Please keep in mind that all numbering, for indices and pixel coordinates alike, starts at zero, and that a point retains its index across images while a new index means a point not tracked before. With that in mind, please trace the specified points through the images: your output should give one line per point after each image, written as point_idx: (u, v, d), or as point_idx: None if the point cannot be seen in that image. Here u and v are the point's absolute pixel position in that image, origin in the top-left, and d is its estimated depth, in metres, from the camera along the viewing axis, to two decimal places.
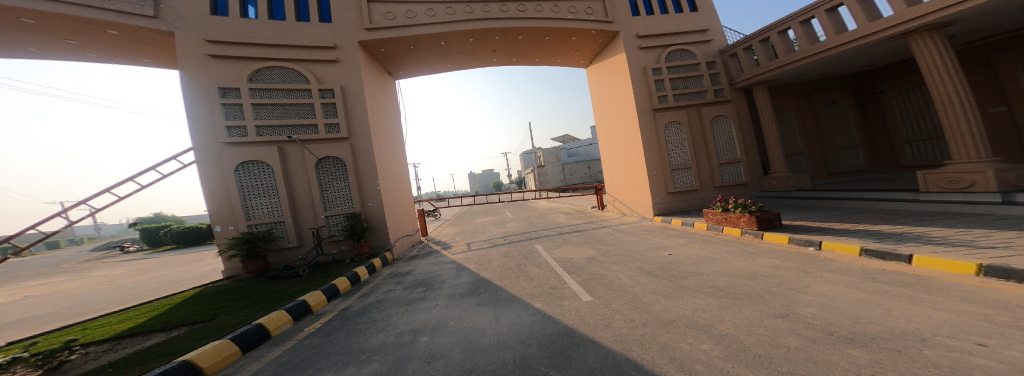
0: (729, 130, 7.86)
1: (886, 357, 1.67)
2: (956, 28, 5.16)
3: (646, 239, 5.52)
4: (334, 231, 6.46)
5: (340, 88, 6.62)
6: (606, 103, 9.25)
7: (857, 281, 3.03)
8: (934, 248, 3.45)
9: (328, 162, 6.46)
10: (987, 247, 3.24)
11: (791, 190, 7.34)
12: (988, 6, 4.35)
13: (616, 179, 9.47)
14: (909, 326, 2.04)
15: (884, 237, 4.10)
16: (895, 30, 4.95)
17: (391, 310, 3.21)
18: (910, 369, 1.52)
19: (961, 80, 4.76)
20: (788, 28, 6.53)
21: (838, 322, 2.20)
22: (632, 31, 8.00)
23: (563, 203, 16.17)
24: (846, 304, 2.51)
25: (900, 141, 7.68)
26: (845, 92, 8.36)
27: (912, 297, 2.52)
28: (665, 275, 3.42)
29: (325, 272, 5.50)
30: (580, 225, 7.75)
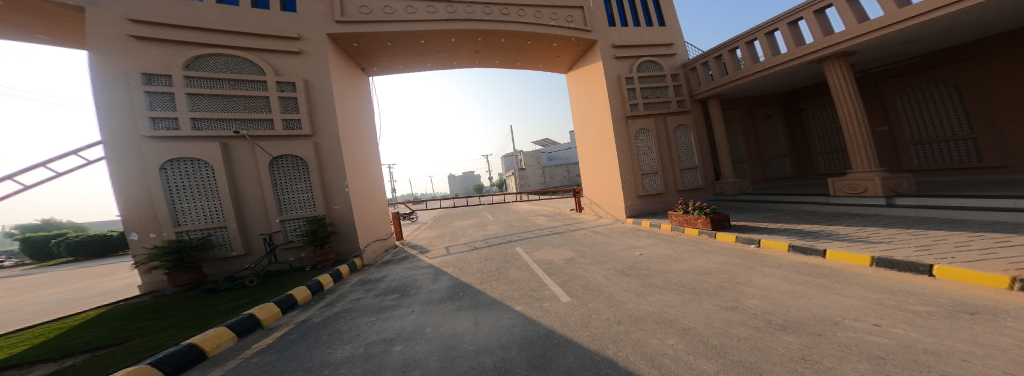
0: (689, 138, 8.54)
1: (811, 341, 1.91)
2: (862, 56, 6.11)
3: (619, 240, 5.77)
4: (292, 237, 5.95)
5: (303, 81, 6.15)
6: (584, 108, 9.58)
7: (787, 273, 3.44)
8: (842, 243, 4.03)
9: (286, 161, 5.94)
10: (876, 242, 3.87)
11: (738, 194, 8.13)
12: (879, 41, 5.24)
13: (592, 182, 9.77)
14: (826, 311, 2.35)
15: (806, 234, 4.71)
16: (816, 55, 5.75)
17: (361, 320, 3.02)
18: (830, 351, 1.74)
19: (857, 104, 5.67)
20: (736, 48, 7.29)
21: (775, 311, 2.48)
22: (608, 40, 8.41)
23: (542, 206, 16.40)
24: (780, 295, 2.83)
25: (816, 152, 8.93)
26: (777, 108, 9.42)
27: (828, 286, 2.92)
28: (636, 274, 3.60)
29: (280, 282, 5.02)
30: (559, 227, 7.90)
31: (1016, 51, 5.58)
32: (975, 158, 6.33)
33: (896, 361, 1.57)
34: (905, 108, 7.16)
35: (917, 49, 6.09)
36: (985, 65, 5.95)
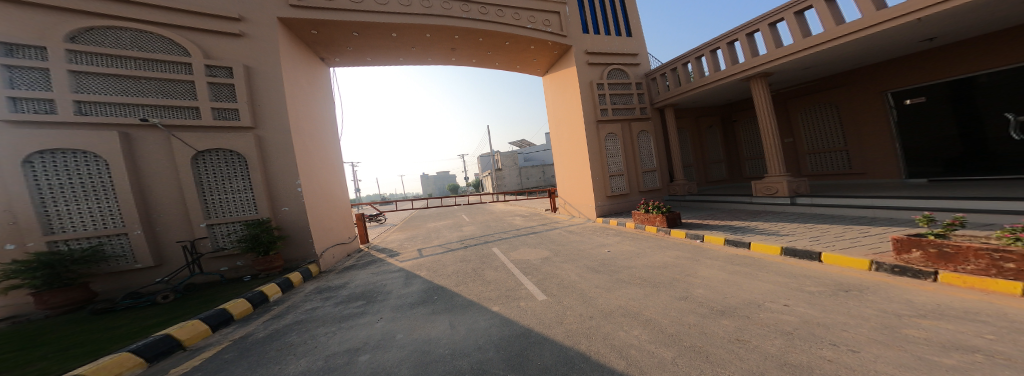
0: (649, 143, 9.22)
1: (743, 324, 2.19)
2: (782, 76, 7.14)
3: (591, 238, 6.02)
4: (223, 243, 5.27)
5: (243, 67, 5.46)
6: (559, 111, 9.82)
7: (724, 264, 3.89)
8: (767, 237, 4.66)
9: (214, 156, 5.23)
10: (788, 236, 4.56)
11: (688, 194, 8.98)
12: (789, 65, 6.19)
13: (567, 183, 9.91)
14: (754, 297, 2.70)
15: (738, 230, 5.38)
16: (745, 73, 6.61)
17: (320, 331, 2.76)
18: (756, 334, 2.01)
19: (768, 119, 6.66)
20: (687, 62, 8.06)
21: (717, 298, 2.79)
22: (582, 47, 8.74)
23: (518, 207, 16.47)
24: (720, 284, 3.20)
25: (743, 158, 10.23)
26: (715, 118, 10.57)
27: (755, 274, 3.36)
28: (606, 270, 3.79)
29: (208, 295, 4.41)
30: (535, 227, 8.02)
31: (877, 80, 6.96)
32: (846, 167, 7.84)
33: (808, 337, 1.90)
34: (804, 124, 8.54)
35: (820, 73, 7.27)
36: (858, 93, 7.35)
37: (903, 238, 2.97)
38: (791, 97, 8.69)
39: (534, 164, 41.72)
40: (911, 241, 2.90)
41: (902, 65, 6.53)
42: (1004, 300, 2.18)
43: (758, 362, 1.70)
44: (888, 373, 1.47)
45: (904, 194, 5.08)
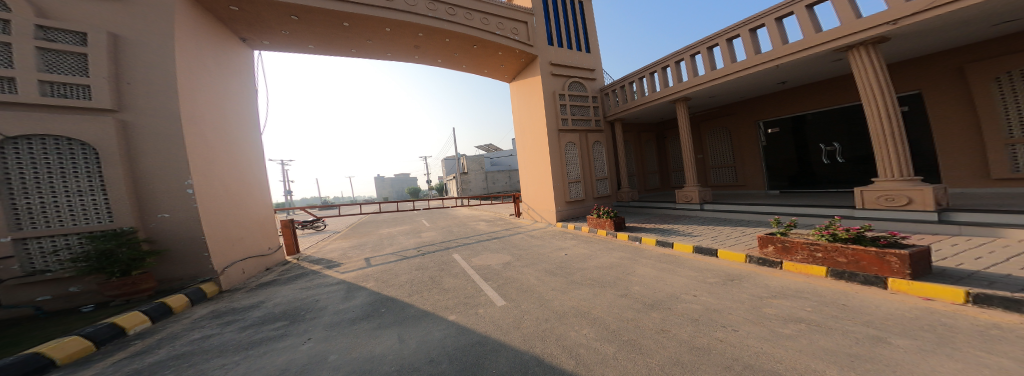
0: (601, 152, 9.94)
1: (669, 320, 2.49)
2: (702, 101, 8.39)
3: (550, 242, 6.23)
4: (45, 265, 3.89)
5: (109, 36, 4.27)
6: (523, 117, 9.97)
7: (658, 264, 4.37)
8: (692, 239, 5.39)
9: (36, 146, 3.83)
10: (703, 238, 5.35)
11: (632, 201, 9.91)
12: (706, 91, 7.31)
13: (530, 188, 10.01)
14: (681, 295, 3.09)
15: (667, 232, 6.13)
16: (671, 96, 7.65)
17: (214, 363, 2.31)
18: (678, 329, 2.31)
19: (687, 138, 7.77)
20: (632, 82, 9.02)
21: (653, 295, 3.12)
22: (547, 58, 9.07)
23: (481, 211, 16.23)
24: (655, 281, 3.59)
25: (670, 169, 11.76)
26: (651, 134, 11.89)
27: (684, 273, 3.85)
28: (562, 273, 3.95)
29: (23, 334, 3.21)
30: (498, 232, 8.00)
31: (759, 110, 8.64)
32: (733, 180, 9.63)
33: (711, 323, 2.37)
34: (709, 142, 10.11)
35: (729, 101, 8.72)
36: (741, 121, 9.10)
37: (765, 236, 3.94)
38: (702, 120, 10.15)
39: (498, 168, 41.60)
40: (769, 238, 3.89)
41: (779, 101, 8.13)
42: (817, 280, 3.20)
43: (675, 349, 2.00)
44: (755, 346, 1.94)
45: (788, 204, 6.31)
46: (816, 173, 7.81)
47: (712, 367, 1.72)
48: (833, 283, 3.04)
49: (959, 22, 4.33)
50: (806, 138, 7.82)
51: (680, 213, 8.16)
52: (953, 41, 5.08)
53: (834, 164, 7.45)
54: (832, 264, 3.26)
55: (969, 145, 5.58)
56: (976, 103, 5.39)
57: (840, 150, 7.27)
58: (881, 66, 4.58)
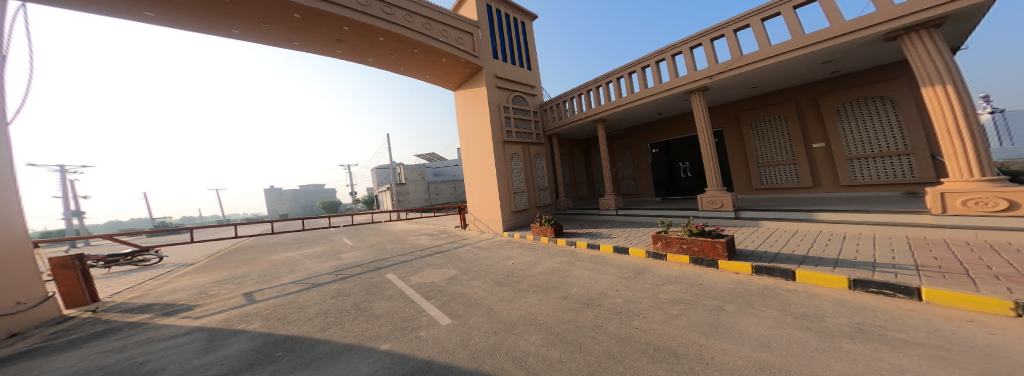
0: (542, 164, 10.48)
1: (606, 318, 2.69)
2: (622, 120, 9.71)
3: (497, 252, 6.15)
4: None
5: None
6: (468, 127, 9.84)
7: (593, 265, 4.73)
8: (620, 240, 6.02)
9: None
10: (621, 240, 5.99)
11: (567, 209, 10.67)
12: (620, 114, 8.73)
13: (477, 198, 9.81)
14: (615, 293, 3.39)
15: (595, 235, 6.75)
16: (591, 117, 9.03)
17: None
18: (616, 326, 2.51)
19: (605, 154, 8.93)
20: (567, 100, 9.93)
21: (592, 295, 3.34)
22: (492, 70, 9.24)
23: (422, 224, 15.20)
24: (592, 281, 3.85)
25: (595, 180, 13.14)
26: (581, 148, 13.07)
27: (615, 272, 4.25)
28: (510, 282, 3.92)
29: None
30: (441, 246, 7.56)
31: (653, 132, 10.39)
32: (633, 189, 11.28)
33: (631, 315, 2.75)
34: (620, 158, 11.60)
35: (643, 122, 10.30)
36: (640, 141, 10.80)
37: (658, 234, 4.92)
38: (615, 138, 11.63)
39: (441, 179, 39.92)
40: (659, 235, 4.95)
41: (671, 126, 9.84)
42: (684, 265, 4.44)
43: (607, 343, 2.21)
44: (677, 343, 2.20)
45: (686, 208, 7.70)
46: (680, 185, 9.89)
47: (645, 364, 1.90)
48: (694, 268, 4.27)
49: (768, 73, 6.35)
50: (674, 158, 9.99)
51: (603, 217, 9.15)
52: (774, 83, 7.07)
53: (689, 177, 9.61)
54: (689, 253, 4.56)
55: (746, 166, 8.73)
56: (745, 140, 8.56)
57: (693, 167, 9.50)
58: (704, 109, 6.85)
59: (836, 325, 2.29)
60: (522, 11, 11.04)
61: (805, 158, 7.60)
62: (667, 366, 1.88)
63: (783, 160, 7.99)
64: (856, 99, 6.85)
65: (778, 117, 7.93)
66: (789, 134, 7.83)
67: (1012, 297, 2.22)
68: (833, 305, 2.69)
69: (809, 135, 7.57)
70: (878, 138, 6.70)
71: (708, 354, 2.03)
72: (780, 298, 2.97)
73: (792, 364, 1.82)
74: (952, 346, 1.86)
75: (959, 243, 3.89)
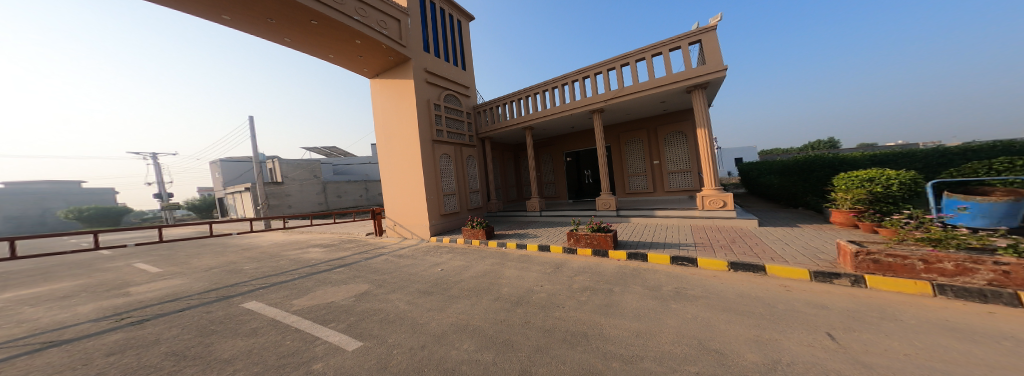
0: (474, 167, 10.36)
1: (536, 313, 2.78)
2: (549, 129, 10.46)
3: (424, 260, 5.69)
4: None
5: None
6: (389, 121, 8.87)
7: (522, 264, 4.86)
8: (547, 239, 6.39)
9: None
10: (548, 239, 6.36)
11: (499, 211, 10.74)
12: (547, 123, 9.44)
13: (397, 202, 8.94)
14: (543, 289, 3.54)
15: (524, 236, 7.00)
16: (517, 124, 9.54)
17: None
18: (546, 319, 2.60)
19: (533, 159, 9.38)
20: (501, 106, 10.16)
21: (523, 293, 3.40)
22: (421, 64, 8.64)
23: (330, 231, 12.96)
24: (522, 280, 3.92)
25: (523, 184, 13.73)
26: (513, 153, 13.50)
27: (543, 269, 4.45)
28: (438, 290, 3.66)
29: None
30: (356, 255, 6.59)
31: (574, 141, 11.53)
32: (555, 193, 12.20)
33: (553, 307, 2.92)
34: (545, 163, 12.38)
35: (568, 132, 11.33)
36: (561, 149, 11.87)
37: (570, 232, 5.54)
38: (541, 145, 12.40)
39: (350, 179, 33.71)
40: (571, 232, 5.58)
41: (585, 138, 11.26)
42: (588, 257, 5.14)
43: (537, 337, 2.25)
44: (598, 328, 2.42)
45: (590, 209, 8.98)
46: (586, 190, 11.47)
47: (572, 352, 2.00)
48: (595, 259, 5.05)
49: (637, 105, 8.31)
50: (581, 165, 11.55)
51: (532, 219, 9.58)
52: (663, 107, 8.76)
53: (592, 183, 11.31)
54: (593, 247, 5.29)
55: (618, 176, 10.72)
56: (620, 155, 10.52)
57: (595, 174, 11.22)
58: (605, 127, 8.17)
59: (666, 291, 3.38)
60: (460, 10, 10.83)
61: (649, 171, 10.00)
62: (582, 349, 2.04)
63: (637, 172, 10.27)
64: (674, 128, 9.39)
65: (635, 140, 10.22)
66: (643, 151, 10.08)
67: (727, 259, 4.17)
68: (665, 277, 3.92)
69: (651, 153, 9.93)
70: (683, 157, 9.40)
71: (606, 331, 2.37)
72: (642, 275, 4.02)
73: (659, 328, 2.43)
74: (717, 296, 3.21)
75: (753, 232, 5.81)
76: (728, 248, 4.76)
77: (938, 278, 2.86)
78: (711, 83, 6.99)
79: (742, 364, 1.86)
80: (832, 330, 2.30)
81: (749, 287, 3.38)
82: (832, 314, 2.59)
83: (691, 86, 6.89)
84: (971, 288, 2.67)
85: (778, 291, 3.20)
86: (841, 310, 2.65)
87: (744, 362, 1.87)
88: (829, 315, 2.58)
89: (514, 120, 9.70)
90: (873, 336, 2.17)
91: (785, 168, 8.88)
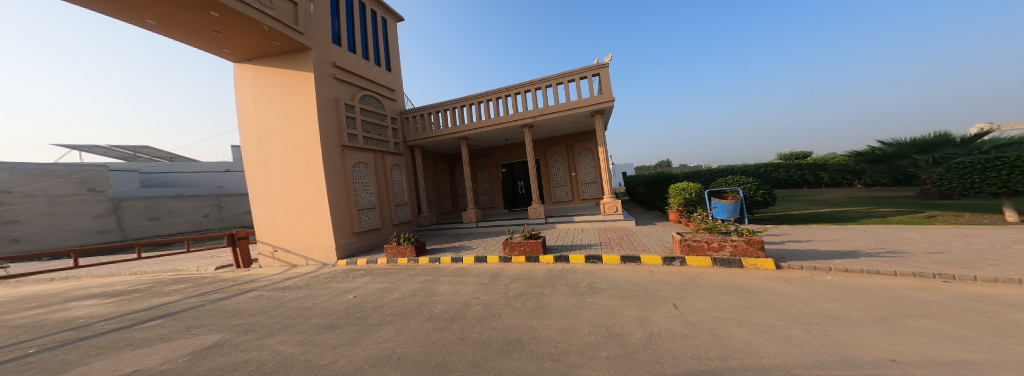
0: (400, 177, 9.52)
1: (469, 326, 2.61)
2: (484, 140, 10.53)
3: (330, 288, 4.77)
4: None
5: None
6: (275, 121, 7.20)
7: (453, 278, 4.59)
8: (482, 250, 6.23)
9: None
10: (482, 250, 6.23)
11: (432, 224, 10.04)
12: (479, 135, 9.46)
13: (287, 220, 7.27)
14: (475, 301, 3.38)
15: (457, 248, 6.71)
16: (447, 134, 9.31)
17: None
18: (478, 332, 2.46)
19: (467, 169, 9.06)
20: (431, 113, 9.83)
21: (455, 309, 3.16)
22: (326, 56, 7.44)
23: (184, 262, 9.59)
24: (454, 296, 3.66)
25: (458, 195, 13.33)
26: (447, 163, 13.05)
27: (476, 281, 4.30)
28: (348, 321, 3.09)
29: None
30: (233, 291, 5.11)
31: (506, 153, 11.90)
32: (490, 203, 12.17)
33: (490, 317, 2.80)
34: (480, 174, 12.29)
35: (501, 144, 11.60)
36: (494, 160, 12.06)
37: (506, 241, 5.50)
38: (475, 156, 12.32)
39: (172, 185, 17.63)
40: (506, 240, 5.55)
41: (515, 151, 11.77)
42: (521, 265, 5.21)
43: (471, 352, 2.09)
44: (531, 331, 2.43)
45: (523, 218, 9.23)
46: (519, 199, 11.90)
47: (507, 360, 1.93)
48: (527, 265, 5.15)
49: (556, 123, 9.10)
50: (515, 177, 11.95)
51: (467, 230, 9.28)
52: (580, 126, 9.89)
53: (525, 193, 11.78)
54: (525, 254, 5.41)
55: (543, 187, 11.40)
56: (547, 167, 11.27)
57: (527, 185, 11.75)
58: (532, 141, 8.59)
59: (581, 287, 3.64)
60: (386, 9, 10.25)
61: (568, 182, 11.01)
62: (517, 356, 1.97)
63: (559, 182, 11.15)
64: (584, 146, 10.70)
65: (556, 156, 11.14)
66: (563, 164, 11.07)
67: (619, 254, 4.90)
68: (583, 275, 4.24)
69: (570, 166, 11.00)
70: (592, 170, 10.75)
71: (538, 333, 2.36)
72: (565, 276, 4.24)
73: (582, 322, 2.56)
74: (628, 286, 3.60)
75: (651, 231, 6.94)
76: (621, 245, 5.61)
77: (712, 253, 4.39)
78: (607, 111, 8.25)
79: (633, 341, 2.09)
80: (675, 301, 2.96)
81: (652, 277, 3.93)
82: (709, 293, 3.20)
83: (594, 111, 7.93)
84: (724, 258, 4.27)
85: (649, 277, 3.97)
86: (680, 285, 3.51)
87: (639, 339, 2.12)
88: (707, 293, 3.18)
89: (445, 129, 9.42)
90: (715, 301, 2.92)
91: (646, 180, 11.37)
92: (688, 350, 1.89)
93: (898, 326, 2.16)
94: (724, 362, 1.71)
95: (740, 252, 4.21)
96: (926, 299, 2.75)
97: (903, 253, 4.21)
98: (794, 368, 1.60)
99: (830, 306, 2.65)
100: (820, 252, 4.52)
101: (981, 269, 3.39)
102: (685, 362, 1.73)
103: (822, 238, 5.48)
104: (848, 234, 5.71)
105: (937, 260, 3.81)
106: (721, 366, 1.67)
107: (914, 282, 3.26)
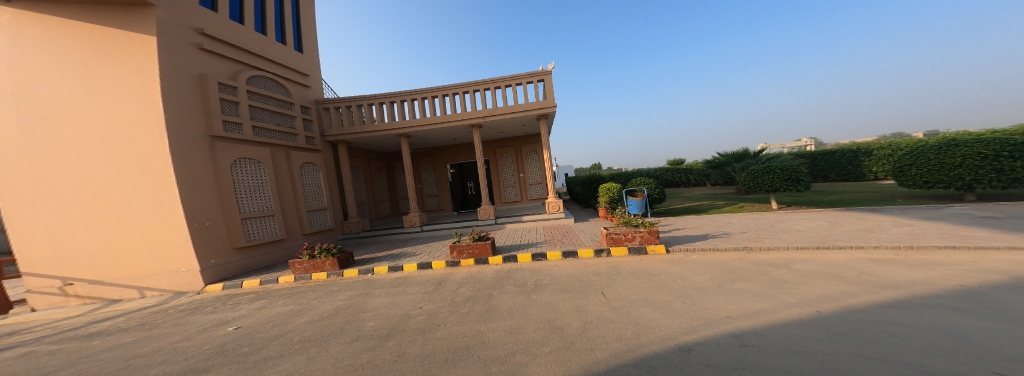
0: (316, 177, 8.28)
1: (408, 340, 2.36)
2: (427, 139, 9.96)
3: (198, 322, 3.75)
4: None
5: None
6: (77, 96, 5.11)
7: (389, 290, 4.14)
8: (427, 256, 5.82)
9: None
10: (426, 256, 5.81)
11: (362, 231, 9.00)
12: (420, 133, 8.86)
13: (111, 236, 5.29)
14: (409, 312, 3.09)
15: (396, 256, 6.12)
16: (376, 129, 8.47)
17: None
18: (410, 346, 2.23)
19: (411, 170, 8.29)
20: (359, 105, 8.86)
21: (394, 323, 2.82)
22: (188, 20, 5.84)
23: None
24: (390, 309, 3.29)
25: (398, 197, 12.32)
26: (383, 163, 11.95)
27: (413, 290, 3.95)
28: (241, 358, 2.46)
29: None
30: (55, 340, 3.63)
31: (450, 154, 11.48)
32: (434, 206, 11.54)
33: (433, 328, 2.58)
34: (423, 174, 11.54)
35: (445, 143, 11.13)
36: (439, 161, 11.49)
37: (453, 244, 5.26)
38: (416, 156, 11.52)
39: None
40: (453, 244, 5.29)
41: (462, 151, 11.45)
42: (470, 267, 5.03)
43: (409, 369, 1.87)
44: (472, 335, 2.32)
45: (469, 220, 8.99)
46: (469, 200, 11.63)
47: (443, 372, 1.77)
48: (475, 268, 4.99)
49: (504, 125, 9.16)
50: (465, 178, 11.63)
51: (408, 236, 8.60)
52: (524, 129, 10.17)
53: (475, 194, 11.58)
54: (474, 257, 5.24)
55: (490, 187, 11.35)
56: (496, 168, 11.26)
57: (477, 186, 11.59)
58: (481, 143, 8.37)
59: (528, 285, 3.68)
60: None
61: (518, 183, 11.21)
62: (462, 365, 1.82)
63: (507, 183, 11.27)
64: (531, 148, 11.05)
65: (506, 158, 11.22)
66: (512, 165, 11.24)
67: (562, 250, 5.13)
68: (529, 273, 4.29)
69: (519, 167, 11.22)
70: (538, 171, 11.17)
71: (484, 337, 2.27)
72: (514, 276, 4.22)
73: (523, 320, 2.55)
74: (567, 280, 3.76)
75: (587, 226, 7.50)
76: (565, 241, 5.90)
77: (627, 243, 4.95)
78: (552, 115, 8.64)
79: (571, 332, 2.16)
80: (603, 289, 3.21)
81: (586, 268, 4.21)
82: (634, 278, 3.57)
83: (538, 115, 8.22)
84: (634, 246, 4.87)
85: (583, 269, 4.23)
86: (607, 274, 3.83)
87: (574, 329, 2.20)
88: (631, 278, 3.54)
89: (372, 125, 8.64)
90: (636, 285, 3.25)
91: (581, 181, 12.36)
92: (613, 332, 2.04)
93: (763, 288, 2.73)
94: (637, 340, 1.88)
95: (645, 241, 4.88)
96: (781, 265, 3.57)
97: (747, 233, 5.45)
98: (680, 335, 1.88)
99: (721, 277, 3.21)
100: (713, 235, 5.52)
101: (776, 241, 4.65)
102: (610, 345, 1.84)
103: (714, 224, 6.72)
104: (713, 221, 7.15)
105: (785, 236, 5.04)
106: (635, 343, 1.83)
107: (770, 253, 4.22)
